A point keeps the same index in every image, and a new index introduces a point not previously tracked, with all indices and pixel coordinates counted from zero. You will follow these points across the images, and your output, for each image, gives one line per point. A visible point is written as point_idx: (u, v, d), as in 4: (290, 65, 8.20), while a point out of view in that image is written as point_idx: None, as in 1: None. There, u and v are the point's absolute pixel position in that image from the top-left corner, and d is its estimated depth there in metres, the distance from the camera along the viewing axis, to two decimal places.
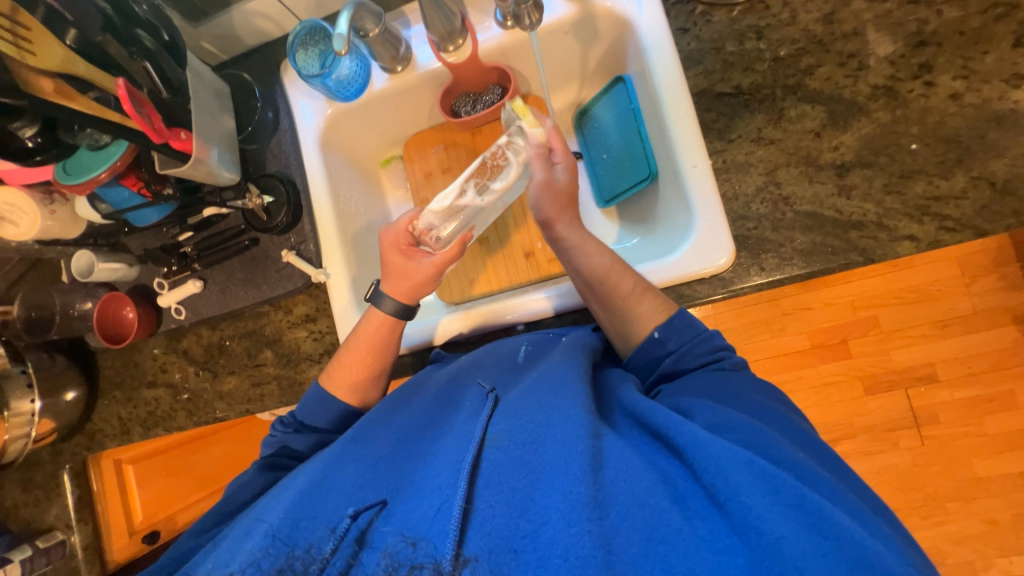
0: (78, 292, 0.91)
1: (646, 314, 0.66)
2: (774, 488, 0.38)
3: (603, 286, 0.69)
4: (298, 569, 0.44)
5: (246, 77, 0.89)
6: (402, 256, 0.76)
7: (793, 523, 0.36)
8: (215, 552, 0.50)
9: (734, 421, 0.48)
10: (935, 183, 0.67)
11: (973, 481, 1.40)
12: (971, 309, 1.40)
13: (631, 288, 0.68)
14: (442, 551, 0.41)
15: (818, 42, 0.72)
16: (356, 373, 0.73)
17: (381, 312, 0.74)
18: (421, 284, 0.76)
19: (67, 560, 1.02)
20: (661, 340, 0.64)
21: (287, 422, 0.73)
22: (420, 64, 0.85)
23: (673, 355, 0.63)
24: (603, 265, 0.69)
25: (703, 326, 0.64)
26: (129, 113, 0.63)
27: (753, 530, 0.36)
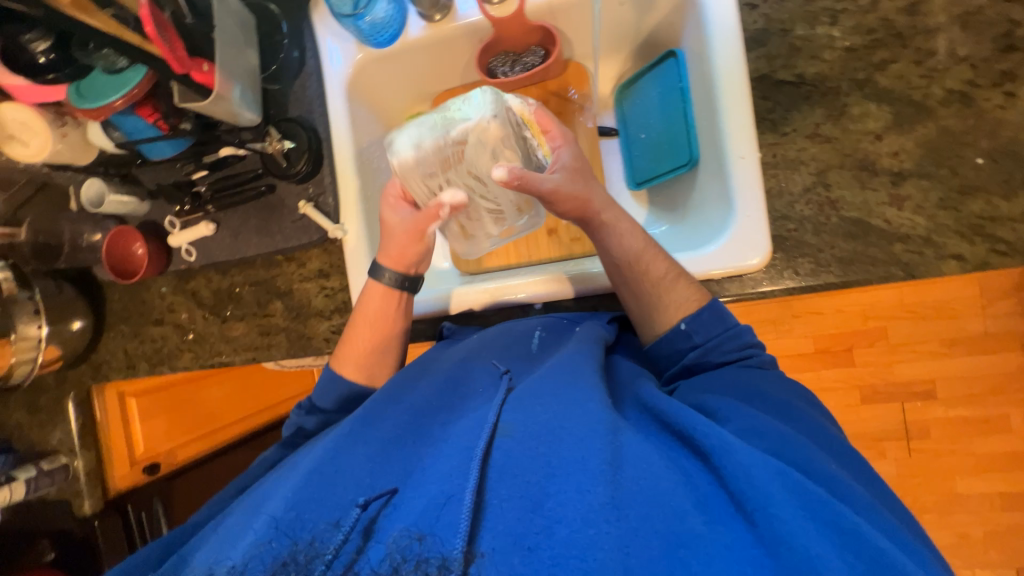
0: (87, 222, 0.90)
1: (678, 299, 0.64)
2: (806, 505, 0.38)
3: (636, 266, 0.66)
4: (301, 563, 0.43)
5: (273, 9, 0.83)
6: (391, 210, 0.72)
7: (826, 541, 0.36)
8: (218, 537, 0.49)
9: (760, 426, 0.47)
10: (994, 203, 0.64)
11: (953, 496, 1.43)
12: (983, 331, 1.38)
13: (664, 273, 0.65)
14: (450, 546, 0.40)
15: (896, 35, 0.67)
16: (359, 353, 0.72)
17: (380, 283, 0.73)
18: (409, 252, 0.72)
19: (70, 484, 1.04)
20: (688, 332, 0.62)
21: (304, 404, 0.73)
22: (460, 15, 0.79)
23: (696, 349, 0.61)
24: (637, 247, 0.66)
25: (733, 320, 0.62)
26: (153, 36, 0.59)
27: (785, 544, 0.36)
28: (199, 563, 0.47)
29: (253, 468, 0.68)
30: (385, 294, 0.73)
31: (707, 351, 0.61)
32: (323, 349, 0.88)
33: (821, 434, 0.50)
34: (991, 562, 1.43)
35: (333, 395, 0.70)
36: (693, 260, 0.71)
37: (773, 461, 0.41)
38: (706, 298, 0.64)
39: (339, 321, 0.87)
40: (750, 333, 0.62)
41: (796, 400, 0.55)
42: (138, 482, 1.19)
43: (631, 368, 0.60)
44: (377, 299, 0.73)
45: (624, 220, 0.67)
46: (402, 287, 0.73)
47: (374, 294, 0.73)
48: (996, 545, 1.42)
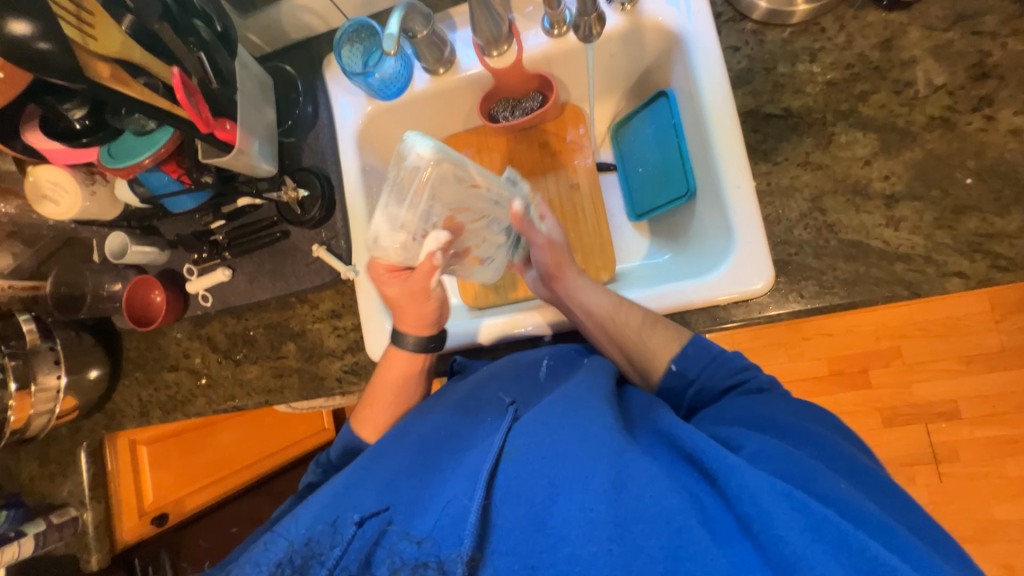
0: (108, 273, 0.94)
1: (659, 344, 0.65)
2: (816, 526, 0.37)
3: (608, 323, 0.68)
4: (297, 564, 0.47)
5: (288, 70, 0.90)
6: (392, 284, 0.68)
7: (837, 565, 0.35)
8: (240, 561, 0.51)
9: (771, 451, 0.47)
10: (989, 220, 0.65)
11: (992, 523, 1.36)
12: (998, 346, 1.36)
13: (640, 321, 0.67)
14: (443, 551, 0.43)
15: (874, 68, 0.71)
16: (380, 415, 0.73)
17: (403, 349, 0.72)
18: (426, 313, 0.71)
19: (78, 538, 1.02)
20: (679, 372, 0.63)
21: (321, 462, 0.73)
22: (463, 68, 0.85)
23: (694, 385, 0.63)
24: (604, 304, 0.70)
25: (720, 348, 0.63)
26: (183, 102, 0.64)
27: (792, 568, 0.35)
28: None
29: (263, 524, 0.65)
30: (408, 358, 0.72)
31: (704, 386, 0.62)
32: (335, 389, 0.89)
33: (840, 458, 0.49)
34: None
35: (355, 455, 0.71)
36: (698, 288, 0.72)
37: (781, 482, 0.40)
38: (687, 337, 0.65)
39: (351, 360, 0.88)
40: (739, 357, 0.62)
41: (813, 423, 0.54)
42: (144, 534, 1.18)
43: (642, 397, 0.59)
44: (396, 356, 0.72)
45: (588, 283, 0.72)
46: (428, 348, 0.73)
47: (394, 357, 0.73)
48: None
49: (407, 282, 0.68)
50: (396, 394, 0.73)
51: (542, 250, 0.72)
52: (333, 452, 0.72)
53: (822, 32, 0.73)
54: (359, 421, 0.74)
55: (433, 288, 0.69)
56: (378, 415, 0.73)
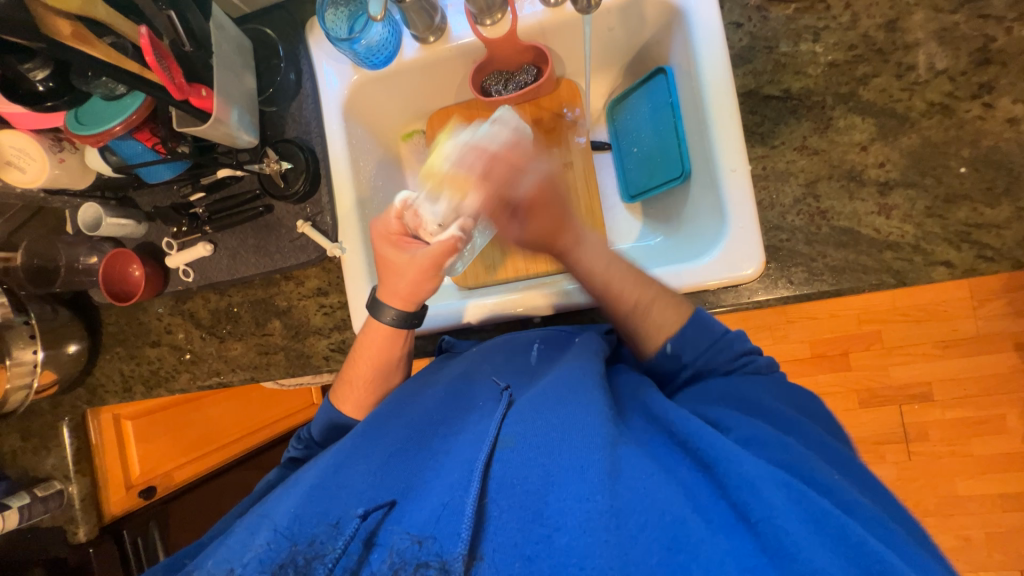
0: (82, 246, 0.90)
1: (658, 322, 0.63)
2: (808, 512, 0.38)
3: (608, 294, 0.67)
4: (300, 565, 0.44)
5: (269, 33, 0.84)
6: (392, 248, 0.70)
7: (830, 553, 0.36)
8: (224, 546, 0.50)
9: (757, 435, 0.48)
10: (979, 210, 0.65)
11: (954, 498, 1.43)
12: (974, 332, 1.39)
13: (636, 303, 0.65)
14: (446, 550, 0.41)
15: (877, 50, 0.69)
16: (360, 392, 0.72)
17: (382, 323, 0.70)
18: (418, 288, 0.69)
19: (64, 511, 1.02)
20: (674, 353, 0.62)
21: (302, 437, 0.73)
22: (453, 36, 0.81)
23: (689, 368, 0.61)
24: (608, 272, 0.68)
25: (722, 329, 0.61)
26: (152, 65, 0.60)
27: (788, 555, 0.35)
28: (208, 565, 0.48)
29: (252, 493, 0.67)
30: (389, 333, 0.71)
31: (700, 369, 0.61)
32: (322, 367, 0.88)
33: (822, 445, 0.51)
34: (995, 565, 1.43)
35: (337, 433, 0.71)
36: (690, 272, 0.71)
37: (774, 471, 0.42)
38: (688, 314, 0.63)
39: (338, 339, 0.87)
40: (742, 339, 0.61)
41: (793, 410, 0.55)
42: (133, 506, 1.17)
43: (631, 380, 0.60)
44: (380, 337, 0.71)
45: (593, 250, 0.69)
46: (408, 325, 0.71)
47: (374, 330, 0.71)
48: (999, 547, 1.42)
49: (413, 250, 0.69)
50: (377, 371, 0.72)
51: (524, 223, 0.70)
52: (315, 428, 0.72)
53: (827, 10, 0.71)
54: (339, 396, 0.73)
55: (444, 267, 0.69)
56: (360, 395, 0.72)
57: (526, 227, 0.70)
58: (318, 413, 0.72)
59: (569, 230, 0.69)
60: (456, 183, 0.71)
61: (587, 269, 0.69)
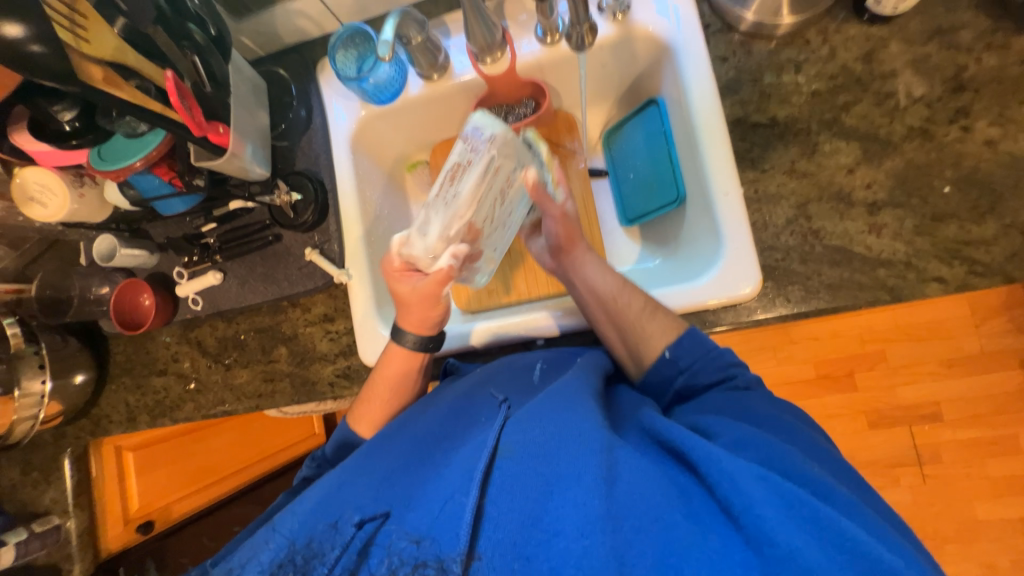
0: (95, 276, 0.92)
1: (655, 331, 0.65)
2: (794, 507, 0.38)
3: (611, 304, 0.68)
4: (299, 564, 0.47)
5: (282, 75, 0.90)
6: (404, 282, 0.68)
7: (813, 541, 0.36)
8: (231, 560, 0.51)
9: (742, 437, 0.48)
10: (966, 227, 0.67)
11: (973, 523, 1.39)
12: (978, 349, 1.39)
13: (641, 307, 0.66)
14: (443, 551, 0.43)
15: (856, 80, 0.73)
16: (376, 413, 0.73)
17: (403, 347, 0.73)
18: (429, 316, 0.71)
19: (60, 547, 1.01)
20: (672, 360, 0.63)
21: (316, 456, 0.72)
22: (456, 74, 0.86)
23: (685, 374, 0.63)
24: (610, 286, 0.69)
25: (714, 343, 0.63)
26: (175, 104, 0.64)
27: (767, 541, 0.36)
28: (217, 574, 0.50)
29: (261, 516, 0.66)
30: (407, 356, 0.73)
31: (694, 375, 0.62)
32: (327, 394, 0.88)
33: (814, 449, 0.51)
34: None
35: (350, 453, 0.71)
36: (689, 292, 0.73)
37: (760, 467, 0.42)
38: (683, 327, 0.66)
39: (344, 364, 0.88)
40: (731, 354, 0.63)
41: (784, 413, 0.56)
42: (129, 542, 1.16)
43: (631, 398, 0.60)
44: (388, 360, 0.72)
45: (596, 262, 0.71)
46: (426, 349, 0.73)
47: (395, 355, 0.73)
48: None
49: (418, 282, 0.68)
50: (384, 396, 0.73)
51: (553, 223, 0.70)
52: (329, 446, 0.72)
53: (807, 44, 0.76)
54: (355, 415, 0.74)
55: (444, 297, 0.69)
56: (376, 412, 0.73)
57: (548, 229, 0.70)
58: (336, 432, 0.73)
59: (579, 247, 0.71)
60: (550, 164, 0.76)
61: (592, 282, 0.70)
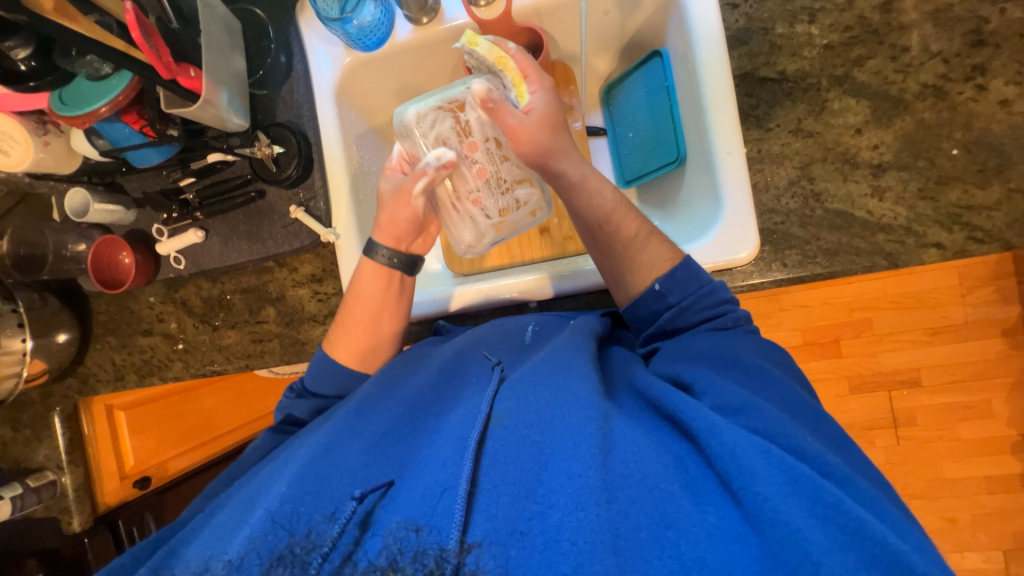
0: (70, 233, 0.88)
1: (651, 258, 0.64)
2: (792, 479, 0.39)
3: (605, 224, 0.66)
4: (298, 554, 0.44)
5: (258, 14, 0.83)
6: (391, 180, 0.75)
7: (809, 515, 0.37)
8: (214, 528, 0.50)
9: (738, 401, 0.47)
10: (970, 192, 0.66)
11: (940, 481, 1.47)
12: (962, 318, 1.41)
13: (634, 231, 0.65)
14: (446, 539, 0.41)
15: (872, 32, 0.69)
16: (351, 335, 0.72)
17: (374, 261, 0.73)
18: (400, 219, 0.73)
19: (57, 501, 1.01)
20: (662, 292, 0.62)
21: (294, 388, 0.74)
22: (447, 18, 0.80)
23: (673, 309, 0.62)
24: (605, 205, 0.66)
25: (708, 278, 0.62)
26: (139, 43, 0.59)
27: (768, 522, 0.37)
28: (197, 556, 0.47)
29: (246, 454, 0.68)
30: (379, 271, 0.73)
31: (683, 310, 0.61)
32: (318, 354, 0.88)
33: (801, 403, 0.51)
34: (979, 545, 1.47)
35: (330, 383, 0.70)
36: (684, 255, 0.71)
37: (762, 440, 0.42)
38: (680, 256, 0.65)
39: (333, 325, 0.87)
40: (724, 290, 0.62)
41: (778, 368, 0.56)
42: (128, 497, 1.17)
43: (624, 357, 0.60)
44: (378, 318, 0.72)
45: (589, 178, 0.68)
46: (401, 266, 0.73)
47: (367, 271, 0.73)
48: (983, 528, 1.46)
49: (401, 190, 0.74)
50: (373, 354, 0.72)
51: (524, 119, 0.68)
52: (307, 379, 0.72)
53: None
54: (332, 343, 0.73)
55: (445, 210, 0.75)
56: (353, 338, 0.71)
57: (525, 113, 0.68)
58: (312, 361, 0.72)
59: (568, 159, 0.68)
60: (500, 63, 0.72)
61: (592, 193, 0.67)
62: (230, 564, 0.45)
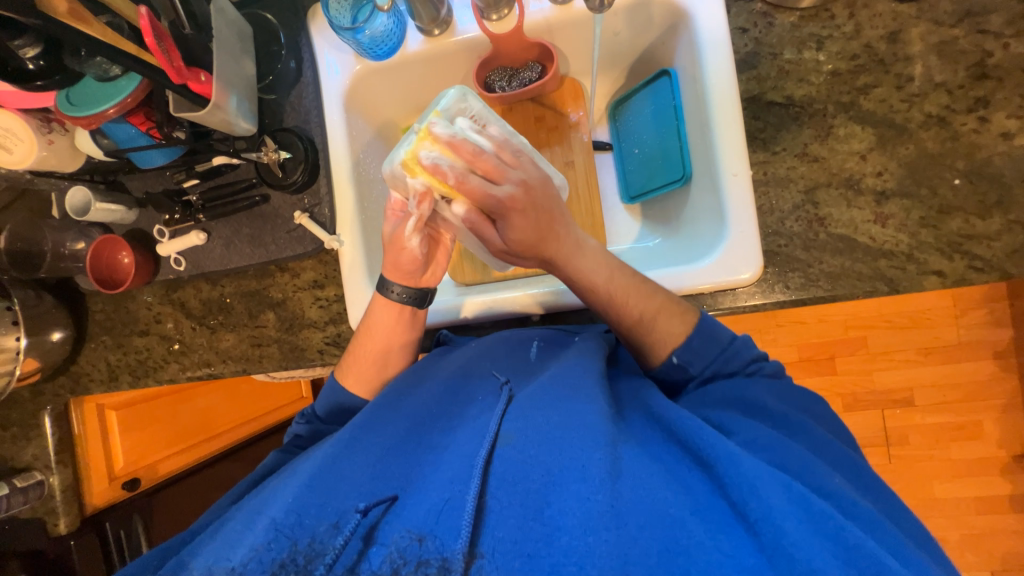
0: (70, 230, 0.87)
1: (664, 333, 0.63)
2: (810, 516, 0.39)
3: (608, 307, 0.65)
4: (301, 564, 0.43)
5: (270, 19, 0.82)
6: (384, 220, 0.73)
7: (829, 556, 0.37)
8: (217, 540, 0.48)
9: (766, 439, 0.49)
10: (971, 222, 0.67)
11: (930, 501, 1.48)
12: (955, 340, 1.43)
13: (645, 311, 0.64)
14: (449, 549, 0.41)
15: (879, 61, 0.70)
16: (364, 365, 0.73)
17: (387, 298, 0.73)
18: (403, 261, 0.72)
19: (44, 503, 0.99)
20: (682, 364, 0.62)
21: (304, 413, 0.73)
22: (459, 30, 0.80)
23: (695, 380, 0.62)
24: (603, 282, 0.65)
25: (727, 337, 0.62)
26: (153, 48, 0.59)
27: (787, 558, 0.37)
28: (198, 565, 0.46)
29: (252, 472, 0.67)
30: (392, 307, 0.73)
31: (708, 378, 0.62)
32: (317, 361, 0.87)
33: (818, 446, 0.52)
34: (967, 565, 1.47)
35: (339, 407, 0.71)
36: (687, 274, 0.72)
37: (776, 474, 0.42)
38: (694, 321, 0.63)
39: (334, 332, 0.86)
40: (749, 347, 0.62)
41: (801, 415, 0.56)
42: (116, 499, 1.15)
43: (631, 381, 0.61)
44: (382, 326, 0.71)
45: (588, 253, 0.66)
46: (415, 302, 0.73)
47: (378, 306, 0.73)
48: (972, 548, 1.47)
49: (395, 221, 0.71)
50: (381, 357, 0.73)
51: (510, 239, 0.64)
52: (318, 405, 0.72)
53: (831, 19, 0.72)
54: (344, 370, 0.74)
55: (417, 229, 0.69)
56: (364, 368, 0.72)
57: (506, 237, 0.63)
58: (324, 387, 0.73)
59: (566, 238, 0.65)
60: (435, 186, 0.60)
61: (583, 275, 0.65)
62: (229, 572, 0.43)
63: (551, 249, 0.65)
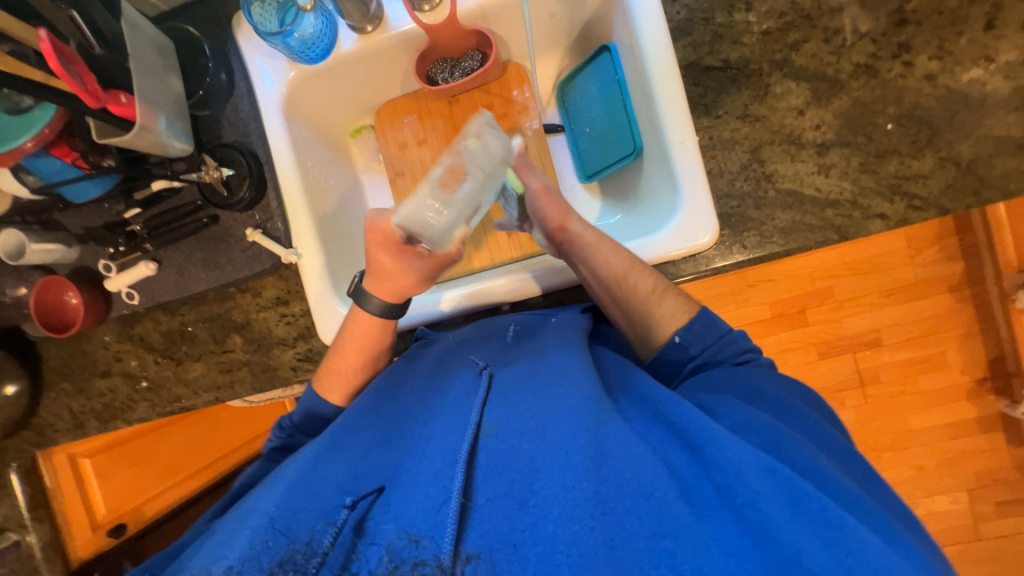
0: (8, 277, 0.83)
1: (669, 311, 0.66)
2: (797, 501, 0.40)
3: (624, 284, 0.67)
4: (298, 563, 0.41)
5: (192, 32, 0.79)
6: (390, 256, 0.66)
7: (816, 539, 0.37)
8: (210, 545, 0.48)
9: (756, 422, 0.50)
10: (907, 163, 0.70)
11: (906, 432, 1.56)
12: (913, 278, 1.49)
13: (652, 287, 0.67)
14: (442, 547, 0.39)
15: (805, 16, 0.72)
16: (338, 375, 0.72)
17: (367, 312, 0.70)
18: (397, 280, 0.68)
19: (24, 562, 0.96)
20: (683, 344, 0.65)
21: (283, 426, 0.72)
22: (392, 25, 0.79)
23: (696, 360, 0.64)
24: (620, 266, 0.68)
25: (726, 326, 0.65)
26: (58, 71, 0.56)
27: (772, 539, 0.37)
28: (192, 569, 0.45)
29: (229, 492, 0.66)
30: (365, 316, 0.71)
31: (706, 361, 0.64)
32: (292, 378, 0.85)
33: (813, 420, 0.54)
34: (945, 488, 1.56)
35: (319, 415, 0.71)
36: (649, 245, 0.73)
37: (763, 457, 0.43)
38: (696, 310, 0.67)
39: (304, 347, 0.84)
40: (745, 339, 0.65)
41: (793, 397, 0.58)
42: (102, 547, 1.13)
43: (615, 359, 0.63)
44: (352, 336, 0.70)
45: (603, 241, 0.69)
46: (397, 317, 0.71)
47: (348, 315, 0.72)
48: (948, 472, 1.56)
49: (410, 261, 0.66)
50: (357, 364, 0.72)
51: (542, 198, 0.72)
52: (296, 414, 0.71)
53: None
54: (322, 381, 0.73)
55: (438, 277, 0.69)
56: (340, 379, 0.71)
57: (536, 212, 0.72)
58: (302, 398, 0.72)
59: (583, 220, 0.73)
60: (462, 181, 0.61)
61: (603, 259, 0.68)
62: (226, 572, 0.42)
63: (568, 227, 0.71)
